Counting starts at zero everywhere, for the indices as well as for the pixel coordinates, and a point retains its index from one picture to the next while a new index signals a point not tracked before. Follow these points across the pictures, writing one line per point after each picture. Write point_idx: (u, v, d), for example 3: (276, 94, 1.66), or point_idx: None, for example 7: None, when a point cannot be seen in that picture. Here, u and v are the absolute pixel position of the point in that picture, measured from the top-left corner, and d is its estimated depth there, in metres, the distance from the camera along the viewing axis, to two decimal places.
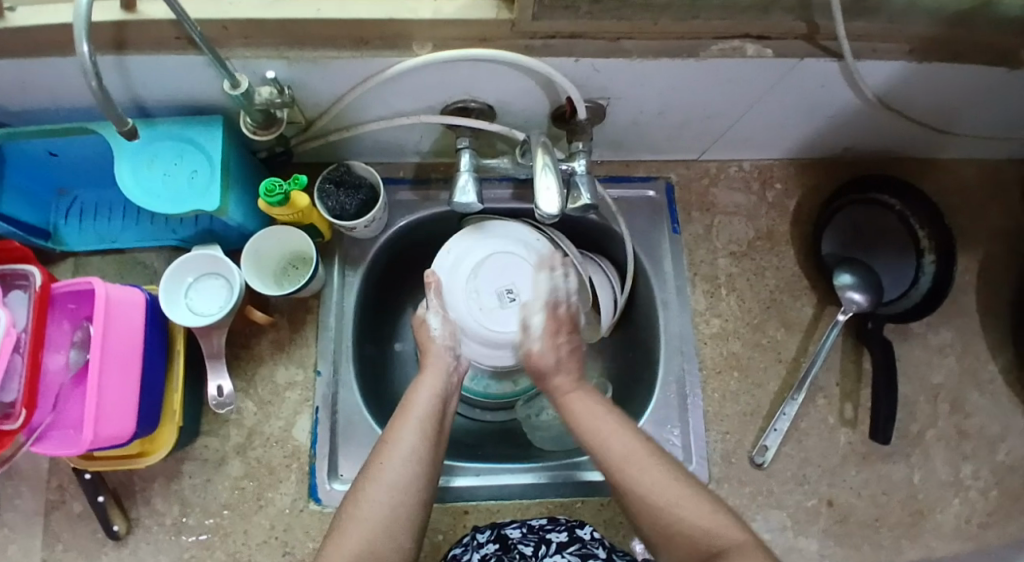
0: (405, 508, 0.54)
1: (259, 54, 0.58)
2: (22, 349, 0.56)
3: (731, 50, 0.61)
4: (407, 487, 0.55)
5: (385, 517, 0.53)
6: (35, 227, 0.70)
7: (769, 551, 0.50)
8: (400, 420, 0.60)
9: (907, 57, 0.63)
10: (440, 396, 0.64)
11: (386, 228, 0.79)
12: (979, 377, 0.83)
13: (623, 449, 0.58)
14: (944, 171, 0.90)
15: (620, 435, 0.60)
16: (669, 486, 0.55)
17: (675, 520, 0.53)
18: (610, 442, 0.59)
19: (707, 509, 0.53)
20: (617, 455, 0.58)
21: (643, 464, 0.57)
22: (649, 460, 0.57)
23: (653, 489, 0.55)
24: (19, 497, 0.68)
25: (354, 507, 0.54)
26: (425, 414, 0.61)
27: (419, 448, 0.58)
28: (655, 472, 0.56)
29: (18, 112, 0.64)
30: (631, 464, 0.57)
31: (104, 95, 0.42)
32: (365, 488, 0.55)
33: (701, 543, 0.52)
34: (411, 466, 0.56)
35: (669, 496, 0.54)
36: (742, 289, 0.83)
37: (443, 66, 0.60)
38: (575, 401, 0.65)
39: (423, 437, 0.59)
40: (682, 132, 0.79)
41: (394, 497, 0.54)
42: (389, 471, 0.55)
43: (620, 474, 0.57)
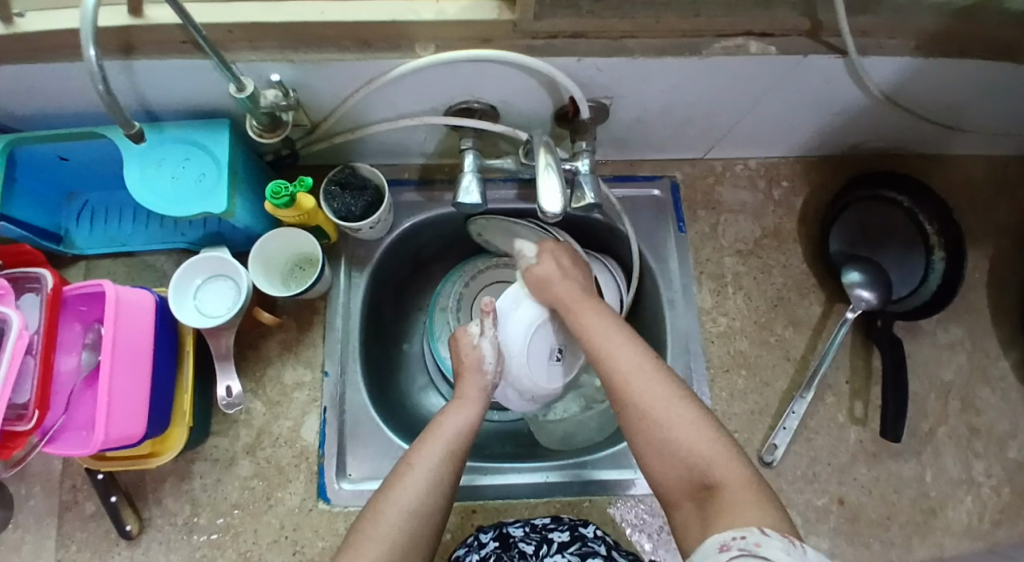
0: (420, 533, 0.55)
1: (264, 57, 0.58)
2: (34, 350, 0.57)
3: (734, 48, 0.61)
4: (427, 513, 0.55)
5: (402, 539, 0.53)
6: (46, 230, 0.71)
7: (764, 487, 0.50)
8: (423, 445, 0.60)
9: (913, 52, 0.63)
10: (470, 426, 0.63)
11: (392, 229, 0.79)
12: (990, 374, 0.83)
13: (627, 364, 0.60)
14: (953, 166, 0.89)
15: (629, 351, 0.61)
16: (672, 412, 0.55)
17: (675, 448, 0.54)
18: (615, 354, 0.61)
19: (705, 433, 0.54)
20: (622, 371, 0.59)
21: (647, 382, 0.58)
22: (654, 379, 0.58)
23: (656, 407, 0.56)
24: (33, 498, 0.69)
25: (369, 526, 0.54)
26: (452, 445, 0.60)
27: (442, 473, 0.58)
28: (662, 395, 0.57)
29: (29, 117, 0.65)
30: (635, 379, 0.58)
31: (111, 99, 0.43)
32: (384, 508, 0.55)
33: (696, 467, 0.53)
34: (432, 493, 0.56)
35: (670, 416, 0.55)
36: (748, 287, 0.83)
37: (446, 67, 0.61)
38: (592, 321, 0.66)
39: (448, 463, 0.59)
40: (686, 130, 0.79)
41: (414, 522, 0.54)
42: (408, 494, 0.55)
43: (625, 389, 0.58)
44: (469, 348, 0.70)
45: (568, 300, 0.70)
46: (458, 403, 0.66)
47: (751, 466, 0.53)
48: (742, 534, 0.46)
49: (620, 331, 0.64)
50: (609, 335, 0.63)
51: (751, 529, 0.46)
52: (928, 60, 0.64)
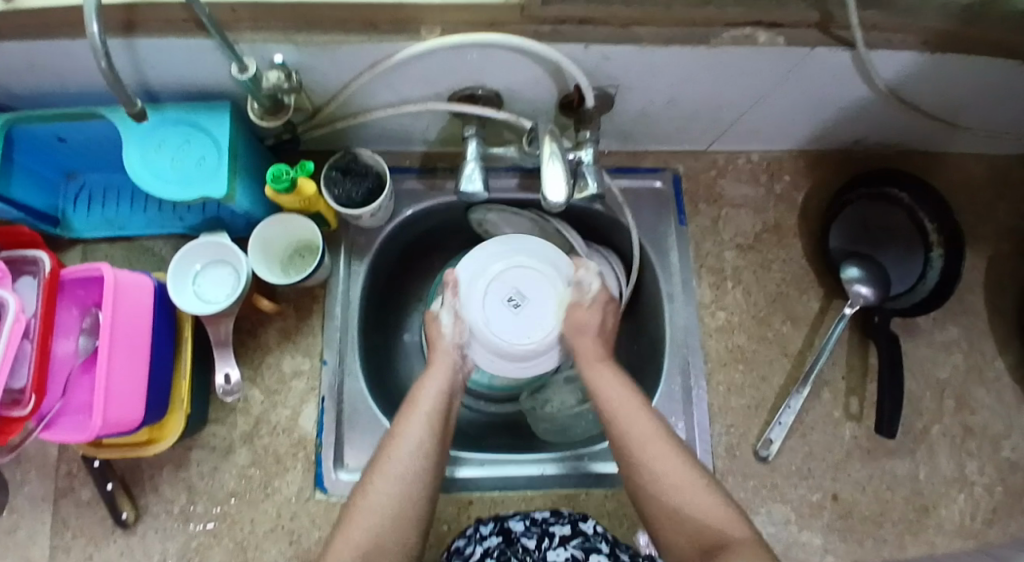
0: (411, 499, 0.58)
1: (267, 38, 0.57)
2: (31, 334, 0.56)
3: (743, 38, 0.61)
4: (413, 478, 0.59)
5: (392, 507, 0.57)
6: (44, 212, 0.69)
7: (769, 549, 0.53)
8: (407, 419, 0.63)
9: (922, 47, 0.63)
10: (445, 395, 0.66)
11: (393, 217, 0.78)
12: (984, 375, 0.83)
13: (639, 429, 0.63)
14: (954, 167, 0.90)
15: (644, 415, 0.64)
16: (679, 473, 0.59)
17: (683, 510, 0.58)
18: (630, 423, 0.63)
19: (712, 501, 0.58)
20: (632, 432, 0.63)
21: (657, 441, 0.62)
22: (670, 451, 0.61)
23: (666, 476, 0.59)
24: (29, 483, 0.68)
25: (362, 499, 0.57)
26: (429, 415, 0.63)
27: (425, 443, 0.61)
28: (668, 457, 0.61)
29: (25, 96, 0.64)
30: (650, 445, 0.61)
31: (114, 75, 0.42)
32: (372, 482, 0.58)
33: (708, 529, 0.56)
34: (415, 461, 0.59)
35: (673, 476, 0.59)
36: (749, 282, 0.83)
37: (453, 53, 0.60)
38: (604, 383, 0.67)
39: (430, 432, 0.62)
40: (691, 122, 0.78)
41: (401, 488, 0.58)
42: (395, 464, 0.59)
43: (640, 461, 0.61)
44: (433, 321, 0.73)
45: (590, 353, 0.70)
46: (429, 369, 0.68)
47: (752, 526, 0.56)
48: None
49: (631, 393, 0.66)
50: (617, 399, 0.65)
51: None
52: (934, 55, 0.64)
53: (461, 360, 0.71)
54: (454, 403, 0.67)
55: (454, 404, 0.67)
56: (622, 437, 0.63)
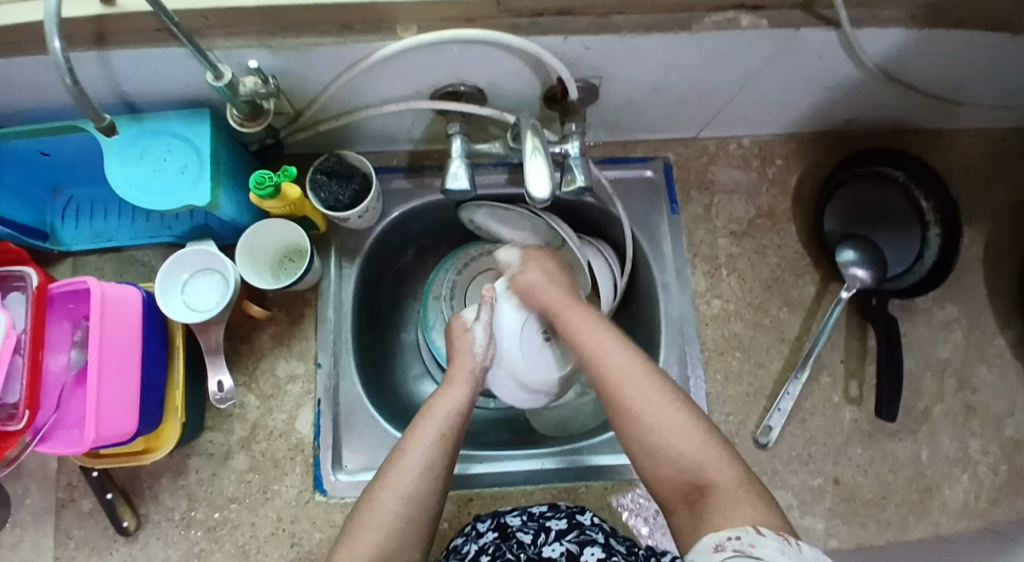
0: (418, 516, 0.55)
1: (241, 44, 0.57)
2: (23, 349, 0.56)
3: (726, 22, 0.60)
4: (424, 494, 0.56)
5: (397, 525, 0.54)
6: (32, 228, 0.70)
7: (758, 490, 0.52)
8: (416, 429, 0.60)
9: (909, 22, 0.61)
10: (462, 406, 0.63)
11: (382, 218, 0.78)
12: (985, 352, 0.82)
13: (617, 366, 0.60)
14: (949, 142, 0.88)
15: (617, 348, 0.62)
16: (666, 409, 0.57)
17: (666, 446, 0.56)
18: (608, 357, 0.61)
19: (698, 437, 0.55)
20: (606, 362, 0.61)
21: (631, 375, 0.60)
22: (651, 386, 0.59)
23: (647, 411, 0.57)
24: (30, 497, 0.69)
25: (365, 516, 0.54)
26: (446, 424, 0.60)
27: (438, 455, 0.58)
28: (644, 387, 0.59)
29: (7, 113, 0.64)
30: (621, 375, 0.60)
31: (81, 92, 0.42)
32: (379, 496, 0.55)
33: (691, 471, 0.55)
34: (427, 476, 0.57)
35: (656, 411, 0.58)
36: (743, 269, 0.82)
37: (429, 50, 0.59)
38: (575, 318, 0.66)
39: (444, 443, 0.59)
40: (678, 109, 0.77)
41: (411, 505, 0.55)
42: (405, 479, 0.56)
43: (619, 393, 0.59)
44: (462, 332, 0.72)
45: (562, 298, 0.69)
46: (449, 383, 0.66)
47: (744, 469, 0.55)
48: (737, 533, 0.48)
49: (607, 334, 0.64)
50: (600, 339, 0.63)
51: (747, 529, 0.48)
52: (925, 31, 0.63)
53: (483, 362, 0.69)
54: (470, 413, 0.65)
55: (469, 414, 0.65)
56: (599, 367, 0.61)
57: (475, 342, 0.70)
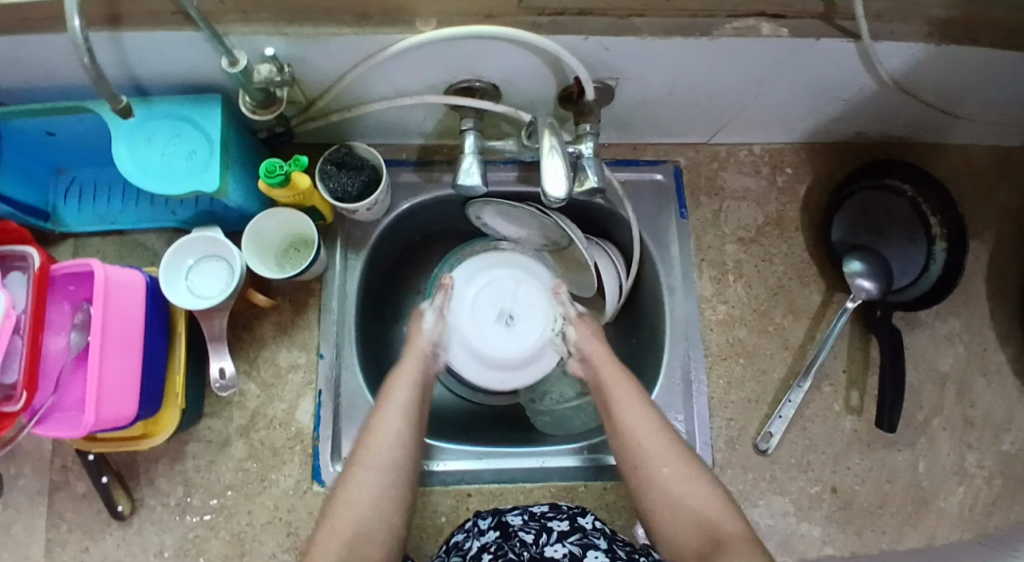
0: (392, 490, 0.59)
1: (257, 31, 0.56)
2: (22, 329, 0.56)
3: (746, 29, 0.59)
4: (395, 466, 0.60)
5: (373, 499, 0.58)
6: (34, 207, 0.69)
7: (762, 548, 0.56)
8: (383, 407, 0.63)
9: (927, 37, 0.61)
10: (417, 383, 0.67)
11: (389, 210, 0.78)
12: (986, 366, 0.83)
13: (643, 429, 0.64)
14: (959, 156, 0.88)
15: (638, 405, 0.66)
16: (687, 475, 0.61)
17: (683, 501, 0.60)
18: (630, 417, 0.65)
19: (712, 500, 0.60)
20: (626, 421, 0.65)
21: (653, 434, 0.64)
22: (670, 447, 0.63)
23: (663, 465, 0.62)
24: (24, 477, 0.68)
25: (344, 492, 0.58)
26: (409, 399, 0.64)
27: (404, 428, 0.62)
28: (664, 447, 0.63)
29: (14, 90, 0.63)
30: (641, 434, 0.64)
31: (98, 71, 0.42)
32: (354, 472, 0.59)
33: (705, 524, 0.59)
34: (396, 446, 0.61)
35: (675, 470, 0.62)
36: (749, 276, 0.82)
37: (445, 44, 0.59)
38: (608, 370, 0.69)
39: (409, 418, 0.63)
40: (691, 114, 0.77)
41: (383, 477, 0.59)
42: (377, 453, 0.60)
43: (641, 455, 0.63)
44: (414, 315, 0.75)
45: (601, 357, 0.71)
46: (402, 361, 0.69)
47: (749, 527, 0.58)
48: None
49: (635, 391, 0.67)
50: (625, 396, 0.66)
51: None
52: (940, 47, 0.62)
53: (435, 350, 0.72)
54: (427, 390, 0.68)
55: (427, 392, 0.68)
56: (622, 428, 0.65)
57: (427, 321, 0.74)
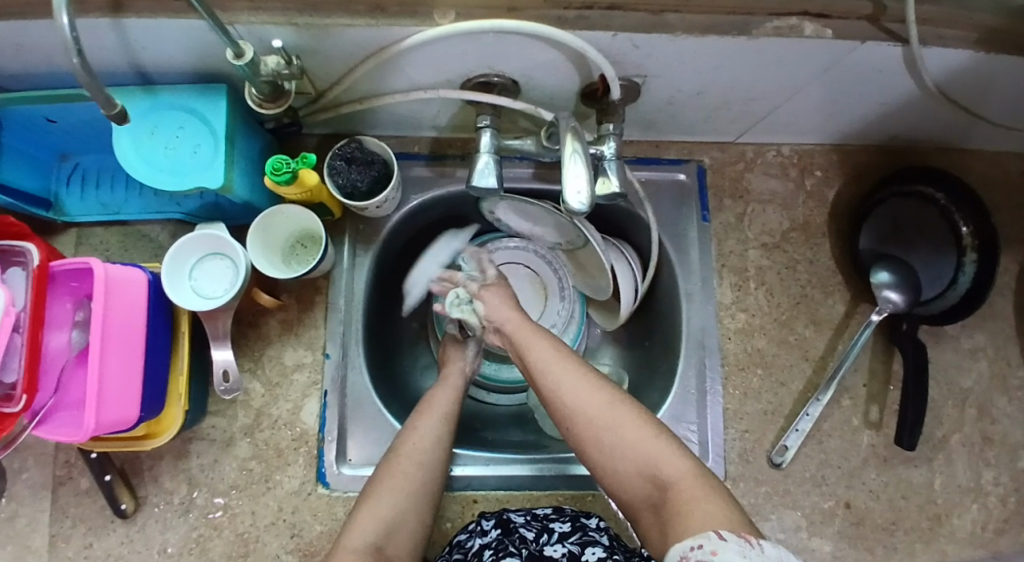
0: (428, 485, 0.60)
1: (266, 20, 0.52)
2: (22, 328, 0.54)
3: (787, 29, 0.55)
4: (432, 464, 0.61)
5: (414, 486, 0.59)
6: (36, 196, 0.67)
7: (710, 479, 0.50)
8: (424, 413, 0.65)
9: (978, 43, 0.57)
10: (459, 396, 0.69)
11: (400, 206, 0.75)
12: (1010, 384, 0.80)
13: (564, 382, 0.58)
14: (996, 162, 0.84)
15: (560, 358, 0.60)
16: (615, 420, 0.54)
17: (622, 447, 0.54)
18: (553, 379, 0.58)
19: (651, 441, 0.53)
20: (553, 387, 0.58)
21: (580, 385, 0.57)
22: (597, 393, 0.56)
23: (589, 413, 0.55)
24: (28, 471, 0.68)
25: (386, 479, 0.59)
26: (449, 410, 0.66)
27: (442, 432, 0.64)
28: (592, 396, 0.56)
29: (13, 76, 0.60)
30: (567, 392, 0.57)
31: (89, 73, 0.38)
32: (395, 463, 0.60)
33: (645, 470, 0.52)
34: (437, 445, 0.62)
35: (609, 418, 0.55)
36: (771, 283, 0.79)
37: (464, 38, 0.55)
38: (522, 333, 0.64)
39: (446, 422, 0.65)
40: (720, 114, 0.73)
41: (425, 471, 0.60)
42: (418, 450, 0.61)
43: (567, 408, 0.57)
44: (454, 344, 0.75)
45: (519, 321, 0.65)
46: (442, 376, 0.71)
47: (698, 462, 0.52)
48: (702, 535, 0.43)
49: (557, 349, 0.61)
50: (541, 352, 0.61)
51: (708, 534, 0.43)
52: (990, 55, 0.58)
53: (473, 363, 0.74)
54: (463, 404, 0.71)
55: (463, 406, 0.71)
56: (549, 392, 0.58)
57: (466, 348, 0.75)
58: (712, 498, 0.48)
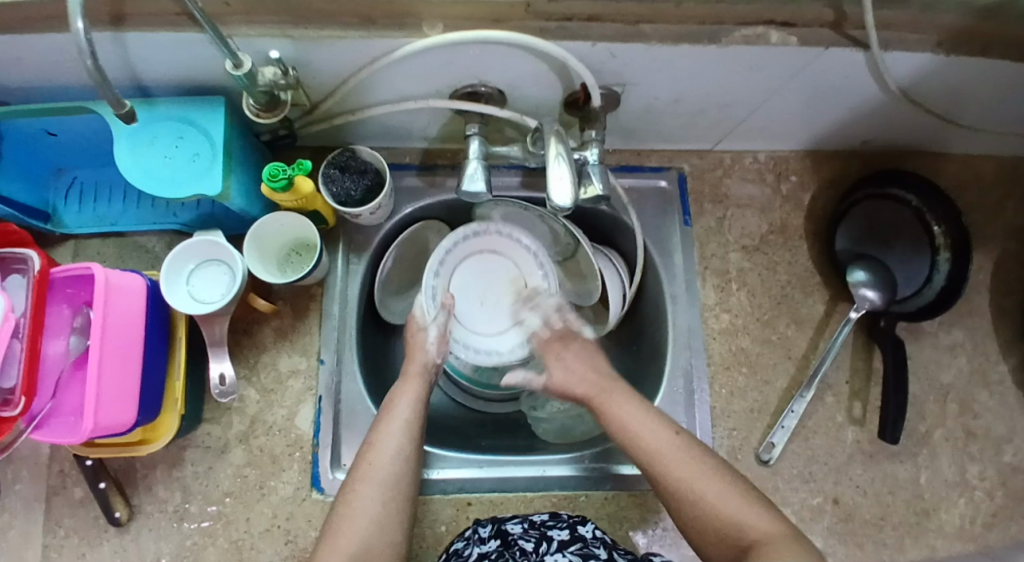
0: (392, 505, 0.56)
1: (261, 33, 0.55)
2: (21, 334, 0.55)
3: (755, 37, 0.59)
4: (396, 481, 0.57)
5: (378, 512, 0.55)
6: (34, 208, 0.68)
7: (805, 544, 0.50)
8: (384, 423, 0.61)
9: (936, 48, 0.61)
10: (420, 400, 0.64)
11: (392, 215, 0.77)
12: (988, 378, 0.82)
13: (651, 436, 0.60)
14: (961, 166, 0.88)
15: (652, 425, 0.61)
16: (704, 477, 0.56)
17: (711, 512, 0.54)
18: (646, 436, 0.60)
19: (738, 501, 0.54)
20: (651, 447, 0.59)
21: (679, 456, 0.58)
22: (688, 456, 0.58)
23: (679, 470, 0.57)
24: (20, 482, 0.67)
25: (345, 510, 0.55)
26: (409, 418, 0.61)
27: (407, 445, 0.60)
28: (691, 465, 0.57)
29: (14, 91, 0.62)
30: (666, 455, 0.58)
31: (102, 75, 0.41)
32: (355, 489, 0.57)
33: (732, 535, 0.53)
34: (397, 463, 0.58)
35: (702, 484, 0.56)
36: (752, 284, 0.82)
37: (452, 48, 0.58)
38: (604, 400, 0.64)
39: (411, 437, 0.60)
40: (697, 121, 0.77)
41: (386, 492, 0.57)
42: (377, 468, 0.58)
43: (656, 466, 0.58)
44: (417, 331, 0.71)
45: (593, 381, 0.66)
46: (404, 377, 0.66)
47: (781, 520, 0.53)
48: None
49: (642, 407, 0.63)
50: (629, 407, 0.62)
51: None
52: (949, 58, 0.62)
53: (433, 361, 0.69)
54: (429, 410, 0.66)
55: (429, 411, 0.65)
56: (646, 452, 0.59)
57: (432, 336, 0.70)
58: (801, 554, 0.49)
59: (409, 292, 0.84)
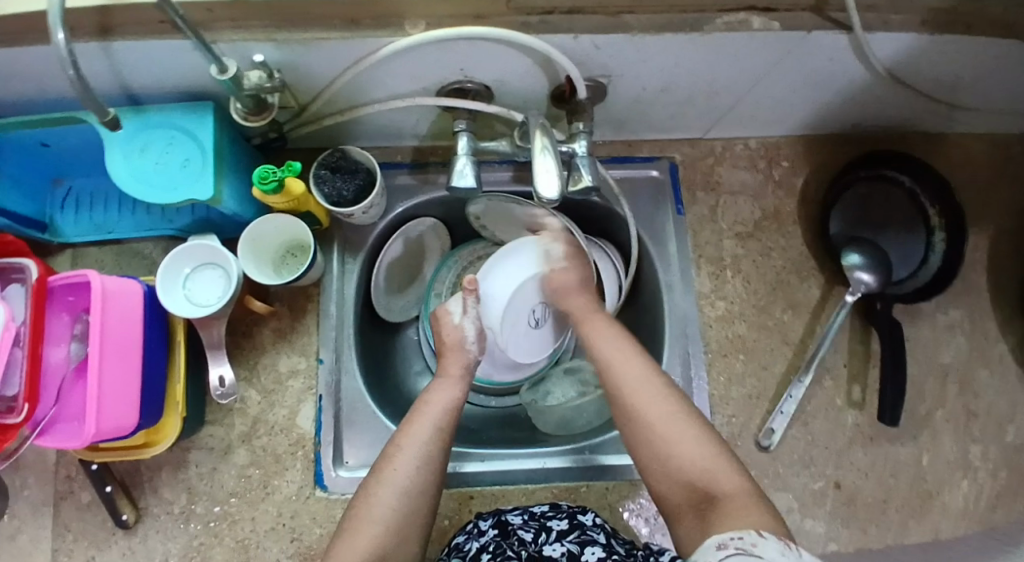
0: (413, 512, 0.56)
1: (247, 37, 0.56)
2: (22, 342, 0.56)
3: (737, 24, 0.59)
4: (418, 491, 0.57)
5: (393, 521, 0.55)
6: (31, 219, 0.69)
7: (763, 498, 0.51)
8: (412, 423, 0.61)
9: (921, 27, 0.61)
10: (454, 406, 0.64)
11: (386, 214, 0.78)
12: (987, 356, 0.82)
13: (631, 382, 0.60)
14: (955, 144, 0.88)
15: (630, 375, 0.61)
16: (672, 427, 0.56)
17: (673, 465, 0.55)
18: (618, 384, 0.61)
19: (708, 452, 0.55)
20: (627, 394, 0.60)
21: (648, 408, 0.58)
22: (662, 403, 0.58)
23: (653, 420, 0.57)
24: (28, 489, 0.69)
25: (364, 507, 0.55)
26: (439, 426, 0.61)
27: (432, 452, 0.59)
28: (664, 416, 0.57)
29: (8, 104, 0.63)
30: (640, 406, 0.59)
31: (84, 84, 0.42)
32: (376, 492, 0.56)
33: (697, 483, 0.54)
34: (422, 473, 0.58)
35: (676, 431, 0.56)
36: (747, 271, 0.82)
37: (435, 46, 0.58)
38: (595, 338, 0.66)
39: (437, 443, 0.60)
40: (686, 110, 0.77)
41: (407, 501, 0.56)
42: (400, 474, 0.57)
43: (629, 409, 0.59)
44: (452, 328, 0.71)
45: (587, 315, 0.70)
46: (443, 377, 0.67)
47: (749, 478, 0.53)
48: (740, 535, 0.45)
49: (623, 349, 0.64)
50: (611, 343, 0.65)
51: (749, 530, 0.45)
52: (933, 37, 0.62)
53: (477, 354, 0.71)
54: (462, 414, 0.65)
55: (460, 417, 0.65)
56: (622, 394, 0.60)
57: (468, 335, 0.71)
58: (754, 511, 0.49)
59: (407, 291, 0.86)
